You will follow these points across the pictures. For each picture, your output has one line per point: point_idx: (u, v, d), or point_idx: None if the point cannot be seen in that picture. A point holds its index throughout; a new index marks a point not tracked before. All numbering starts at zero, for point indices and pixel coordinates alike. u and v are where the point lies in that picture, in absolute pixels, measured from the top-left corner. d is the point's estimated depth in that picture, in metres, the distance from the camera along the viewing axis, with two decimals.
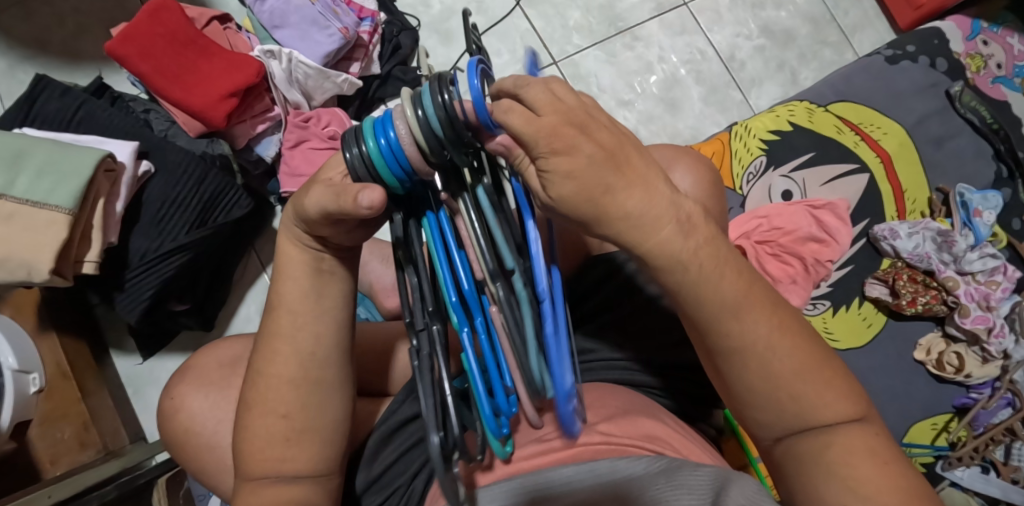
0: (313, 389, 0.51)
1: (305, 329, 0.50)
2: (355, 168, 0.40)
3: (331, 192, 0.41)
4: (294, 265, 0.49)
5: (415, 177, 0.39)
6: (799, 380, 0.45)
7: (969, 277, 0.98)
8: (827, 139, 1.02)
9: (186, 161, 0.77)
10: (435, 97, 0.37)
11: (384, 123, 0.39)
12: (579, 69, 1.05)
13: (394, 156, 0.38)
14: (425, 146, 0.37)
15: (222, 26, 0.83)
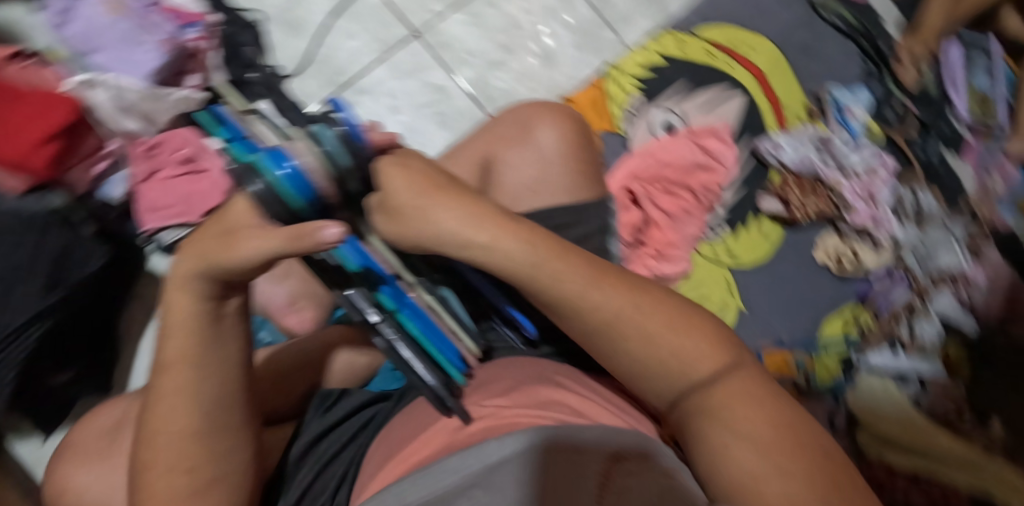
0: (212, 438, 0.49)
1: (205, 379, 0.48)
2: (270, 202, 0.48)
3: (277, 236, 0.47)
4: (188, 318, 0.49)
5: (323, 196, 0.49)
6: (670, 335, 0.49)
7: (852, 174, 1.03)
8: (699, 66, 1.02)
9: (17, 224, 0.69)
10: (331, 133, 0.49)
11: (276, 157, 0.47)
12: (444, 36, 1.00)
13: (304, 182, 0.48)
14: (337, 174, 0.49)
15: (19, 64, 0.74)
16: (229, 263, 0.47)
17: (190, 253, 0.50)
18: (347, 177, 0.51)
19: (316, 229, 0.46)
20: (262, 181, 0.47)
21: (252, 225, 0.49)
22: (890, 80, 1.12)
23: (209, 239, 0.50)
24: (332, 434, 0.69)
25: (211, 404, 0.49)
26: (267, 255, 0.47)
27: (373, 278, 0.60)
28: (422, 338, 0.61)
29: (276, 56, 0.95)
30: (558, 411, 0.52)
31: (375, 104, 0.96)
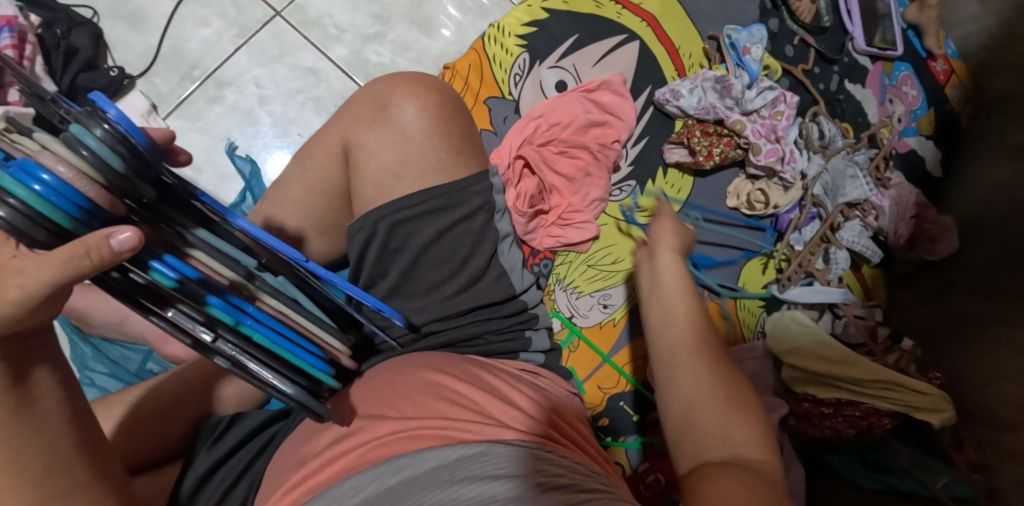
0: None
1: (23, 450, 0.44)
2: (25, 227, 0.37)
3: (50, 264, 0.37)
4: None
5: (103, 208, 0.39)
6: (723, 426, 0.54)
7: (754, 115, 1.00)
8: (587, 17, 0.96)
9: None
10: (95, 132, 0.37)
11: (27, 169, 0.35)
12: (309, 13, 0.92)
13: (74, 193, 0.37)
14: (113, 180, 0.38)
15: None
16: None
17: None
18: (124, 184, 0.39)
19: (101, 240, 0.37)
20: (10, 203, 0.35)
21: (11, 256, 0.38)
22: (786, 15, 1.10)
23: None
24: (223, 469, 0.65)
25: (41, 477, 0.45)
26: (52, 284, 0.38)
27: (196, 290, 0.46)
28: (275, 346, 0.52)
29: (119, 55, 0.85)
30: (454, 414, 0.56)
31: (241, 95, 0.87)
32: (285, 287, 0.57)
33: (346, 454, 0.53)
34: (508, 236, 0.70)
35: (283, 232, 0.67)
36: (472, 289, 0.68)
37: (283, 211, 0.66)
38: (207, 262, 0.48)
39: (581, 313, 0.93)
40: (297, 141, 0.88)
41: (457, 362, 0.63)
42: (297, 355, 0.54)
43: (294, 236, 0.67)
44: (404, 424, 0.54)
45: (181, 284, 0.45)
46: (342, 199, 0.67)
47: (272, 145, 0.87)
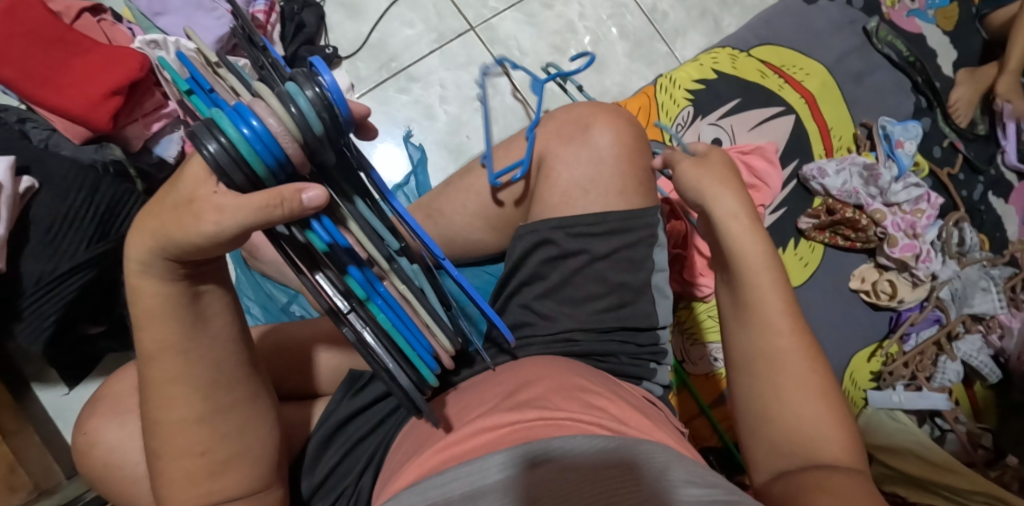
0: (224, 417, 0.51)
1: (193, 364, 0.48)
2: (227, 170, 0.38)
3: (245, 206, 0.39)
4: (159, 305, 0.46)
5: (295, 164, 0.39)
6: (799, 400, 0.55)
7: (895, 207, 1.01)
8: (750, 84, 1.01)
9: (72, 172, 0.69)
10: (306, 91, 0.38)
11: (241, 112, 0.37)
12: (499, 32, 1.01)
13: (275, 144, 0.37)
14: (311, 142, 0.38)
15: (95, 18, 0.75)
16: (195, 231, 0.41)
17: (146, 227, 0.44)
18: (318, 147, 0.39)
19: (293, 195, 0.38)
20: (220, 141, 0.36)
21: (212, 193, 0.40)
22: (939, 116, 1.12)
23: (167, 212, 0.42)
24: (358, 420, 0.69)
25: (226, 382, 0.51)
26: (243, 226, 0.40)
27: (342, 258, 0.47)
28: (396, 330, 0.51)
29: (334, 37, 0.96)
30: (596, 416, 0.59)
31: (426, 92, 0.97)
32: (417, 276, 0.53)
33: (494, 431, 0.57)
34: (662, 270, 0.74)
35: (465, 208, 0.76)
36: (621, 311, 0.71)
37: (465, 196, 0.75)
38: (351, 231, 0.47)
39: (692, 360, 0.94)
40: (462, 141, 0.97)
41: (595, 373, 0.67)
42: (411, 344, 0.52)
43: (469, 219, 0.76)
44: (543, 410, 0.58)
45: (331, 250, 0.47)
46: (523, 199, 0.75)
47: (443, 141, 0.96)
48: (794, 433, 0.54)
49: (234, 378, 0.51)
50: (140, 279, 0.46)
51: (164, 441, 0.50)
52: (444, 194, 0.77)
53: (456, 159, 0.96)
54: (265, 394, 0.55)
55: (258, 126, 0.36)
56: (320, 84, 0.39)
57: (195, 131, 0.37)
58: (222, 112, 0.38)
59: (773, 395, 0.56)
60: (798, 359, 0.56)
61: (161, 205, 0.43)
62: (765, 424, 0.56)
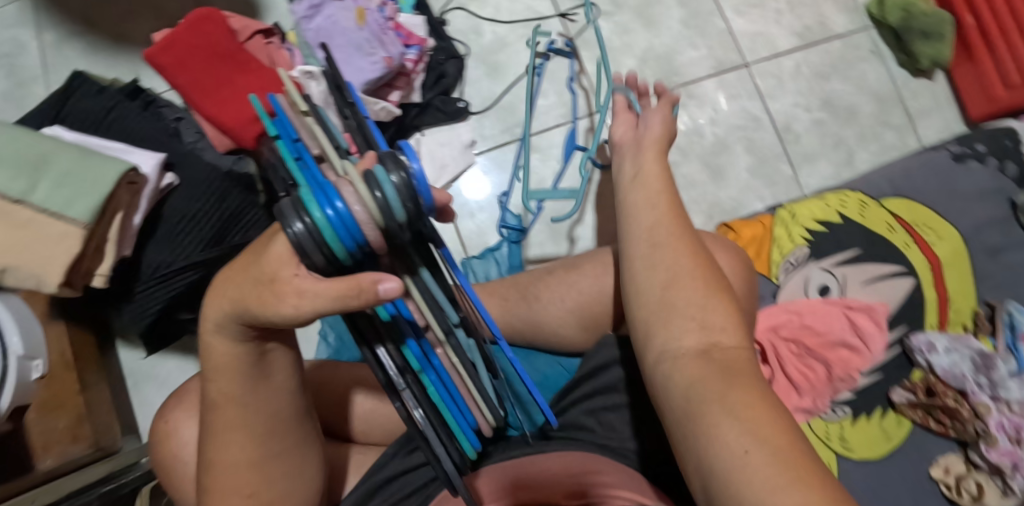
0: (274, 463, 0.52)
1: (252, 413, 0.49)
2: (309, 253, 0.35)
3: (327, 292, 0.37)
4: (227, 363, 0.47)
5: (375, 247, 0.36)
6: (697, 302, 0.46)
7: (1007, 405, 0.87)
8: (875, 236, 0.95)
9: (209, 177, 0.73)
10: (393, 176, 0.34)
11: (326, 193, 0.34)
12: None
13: (356, 230, 0.34)
14: (392, 228, 0.35)
15: (265, 40, 0.80)
16: (275, 310, 0.39)
17: (222, 292, 0.44)
18: (399, 232, 0.36)
19: (370, 286, 0.36)
20: (305, 222, 0.34)
21: (294, 275, 0.38)
22: None
23: (251, 287, 0.41)
24: (403, 481, 0.66)
25: (281, 430, 0.52)
26: (323, 313, 0.38)
27: (402, 329, 0.49)
28: (443, 403, 0.52)
29: (468, 91, 0.98)
30: None
31: (543, 164, 0.97)
32: (472, 348, 0.53)
33: None
34: None
35: (560, 303, 0.73)
36: None
37: (563, 292, 0.73)
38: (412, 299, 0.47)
39: None
40: (565, 221, 0.96)
41: None
42: (455, 418, 0.54)
43: (561, 313, 0.73)
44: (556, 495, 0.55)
45: (393, 319, 0.48)
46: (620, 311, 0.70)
47: (547, 217, 0.96)
48: (690, 329, 0.45)
49: (282, 428, 0.52)
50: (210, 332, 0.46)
51: (215, 478, 0.51)
52: (545, 281, 0.75)
53: (556, 240, 0.96)
54: (314, 444, 0.56)
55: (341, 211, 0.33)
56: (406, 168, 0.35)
57: (285, 208, 0.35)
58: (310, 188, 0.36)
59: (670, 299, 0.47)
60: (682, 242, 0.50)
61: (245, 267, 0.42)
62: (659, 324, 0.47)
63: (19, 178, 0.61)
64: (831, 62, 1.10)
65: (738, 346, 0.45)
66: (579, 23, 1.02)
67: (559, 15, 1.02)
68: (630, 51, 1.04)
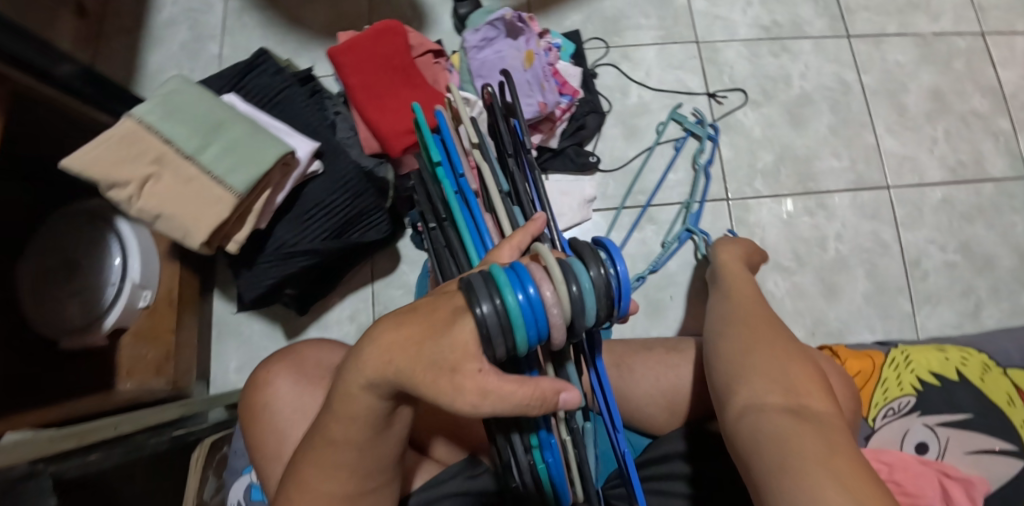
0: (366, 499, 0.50)
1: (363, 458, 0.48)
2: (492, 337, 0.37)
3: (509, 386, 0.38)
4: (361, 414, 0.45)
5: (555, 336, 0.38)
6: (783, 365, 0.45)
7: None
8: (992, 405, 0.86)
9: (351, 174, 0.76)
10: (590, 272, 0.39)
11: (520, 278, 0.37)
12: (751, 215, 0.98)
13: (545, 322, 0.37)
14: (578, 319, 0.38)
15: (434, 60, 0.84)
16: (447, 401, 0.39)
17: (371, 350, 0.42)
18: (579, 324, 0.39)
19: (551, 394, 0.39)
20: (496, 303, 0.37)
21: (477, 369, 0.38)
22: None
23: (422, 363, 0.39)
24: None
25: (378, 472, 0.50)
26: (499, 413, 0.38)
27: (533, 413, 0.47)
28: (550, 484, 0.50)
29: (601, 147, 0.98)
30: None
31: (656, 236, 0.96)
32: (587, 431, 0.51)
33: None
34: None
35: (652, 382, 0.70)
36: None
37: (662, 372, 0.70)
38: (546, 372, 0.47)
39: None
40: (664, 299, 0.94)
41: None
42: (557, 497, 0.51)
43: (652, 392, 0.70)
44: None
45: None
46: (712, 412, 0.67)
47: (647, 290, 0.94)
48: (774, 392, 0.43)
49: (375, 472, 0.50)
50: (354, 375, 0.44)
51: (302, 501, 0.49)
52: (638, 355, 0.73)
53: (650, 315, 0.93)
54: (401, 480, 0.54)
55: (535, 295, 0.36)
56: (596, 265, 0.40)
57: (474, 289, 0.37)
58: (501, 268, 0.39)
59: (755, 368, 0.45)
60: (764, 322, 0.50)
61: (413, 330, 0.40)
62: (741, 386, 0.45)
63: (194, 136, 0.65)
64: (980, 203, 1.03)
65: (831, 410, 0.42)
66: (726, 106, 1.01)
67: (708, 94, 1.01)
68: (771, 145, 1.00)
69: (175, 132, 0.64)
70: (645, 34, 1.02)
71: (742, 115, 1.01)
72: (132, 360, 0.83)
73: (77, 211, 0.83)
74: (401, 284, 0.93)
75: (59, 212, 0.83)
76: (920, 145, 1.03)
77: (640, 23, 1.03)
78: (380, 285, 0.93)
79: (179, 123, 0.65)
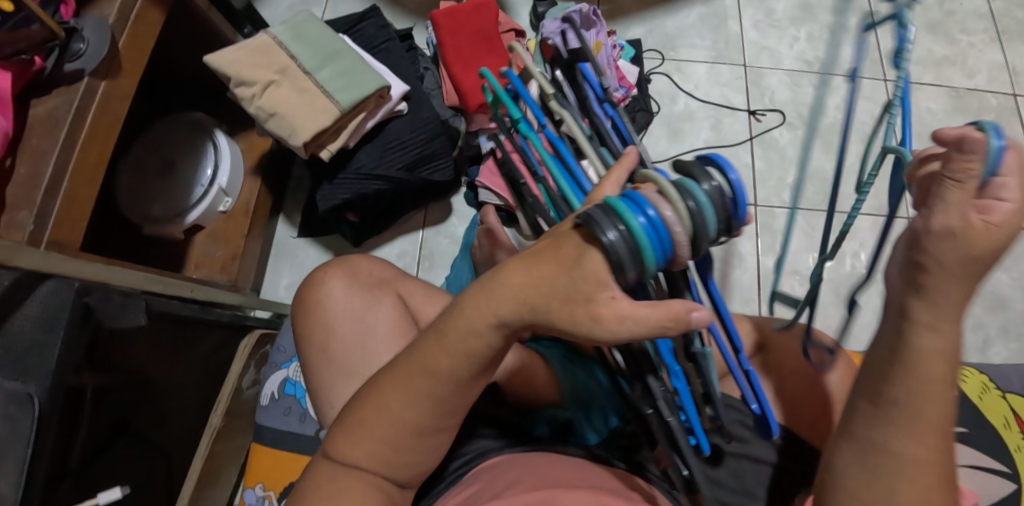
0: (431, 435, 0.51)
1: (445, 392, 0.48)
2: (620, 265, 0.35)
3: (646, 311, 0.36)
4: (460, 345, 0.45)
5: (681, 259, 0.35)
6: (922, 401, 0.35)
7: None
8: (986, 423, 0.90)
9: (431, 120, 0.87)
10: (705, 187, 0.36)
11: (638, 202, 0.35)
12: (776, 222, 1.06)
13: (668, 239, 0.34)
14: (702, 238, 0.35)
15: (515, 39, 0.97)
16: (586, 332, 0.38)
17: (485, 292, 0.43)
18: (702, 244, 0.36)
19: (685, 314, 0.35)
20: (620, 229, 0.34)
21: (610, 297, 0.37)
22: None
23: (556, 298, 0.38)
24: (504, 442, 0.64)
25: (451, 411, 0.50)
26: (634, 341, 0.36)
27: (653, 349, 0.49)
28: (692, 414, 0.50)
29: (646, 143, 1.08)
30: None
31: None
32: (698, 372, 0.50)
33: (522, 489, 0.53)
34: None
35: None
36: None
37: None
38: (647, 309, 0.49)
39: None
40: None
41: None
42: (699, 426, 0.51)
43: None
44: (574, 485, 0.53)
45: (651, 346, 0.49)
46: None
47: None
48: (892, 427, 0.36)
49: (453, 411, 0.50)
50: (476, 297, 0.43)
51: (369, 421, 0.50)
52: None
53: None
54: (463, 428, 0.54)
55: (656, 216, 0.34)
56: (713, 179, 0.36)
57: (591, 218, 0.35)
58: (616, 199, 0.36)
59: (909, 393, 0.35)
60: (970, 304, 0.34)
61: (544, 266, 0.39)
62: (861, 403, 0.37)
63: (314, 57, 0.79)
64: None
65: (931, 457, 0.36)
66: (764, 124, 1.11)
67: (749, 111, 1.12)
68: (801, 163, 1.10)
69: (300, 51, 0.79)
70: (698, 52, 1.16)
71: (777, 133, 1.11)
72: (202, 254, 0.96)
73: (183, 120, 0.96)
74: (449, 234, 1.03)
75: (165, 118, 0.97)
76: None
77: (696, 43, 1.16)
78: (430, 232, 1.03)
79: (304, 45, 0.79)
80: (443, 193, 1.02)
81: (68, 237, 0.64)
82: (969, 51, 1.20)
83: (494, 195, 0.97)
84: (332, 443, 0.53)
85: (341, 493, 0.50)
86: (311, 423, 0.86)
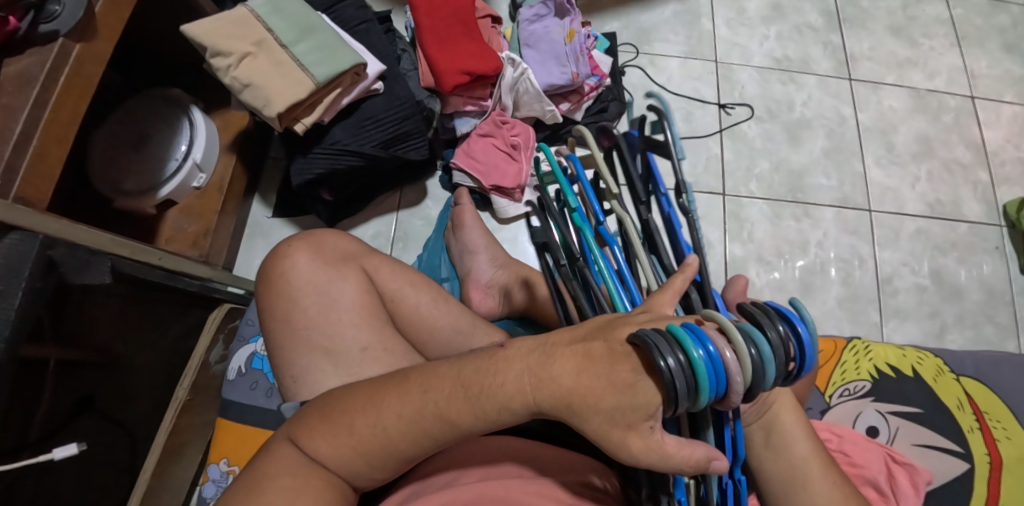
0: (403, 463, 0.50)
1: (446, 434, 0.47)
2: (675, 394, 0.37)
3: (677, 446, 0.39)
4: (492, 404, 0.45)
5: (731, 399, 0.38)
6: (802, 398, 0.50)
7: None
8: (940, 404, 0.93)
9: (407, 99, 0.89)
10: (765, 335, 0.38)
11: (701, 335, 0.37)
12: (742, 211, 1.10)
13: (725, 380, 0.37)
14: (756, 384, 0.38)
15: (491, 24, 1.00)
16: (611, 446, 0.41)
17: (535, 374, 0.43)
18: (752, 389, 0.39)
19: (704, 461, 0.40)
20: (680, 358, 0.37)
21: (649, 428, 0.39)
22: None
23: (602, 411, 0.40)
24: None
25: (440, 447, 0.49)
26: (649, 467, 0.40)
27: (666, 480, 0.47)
28: None
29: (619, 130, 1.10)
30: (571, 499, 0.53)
31: None
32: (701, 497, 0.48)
33: (473, 484, 0.53)
34: None
35: None
36: None
37: None
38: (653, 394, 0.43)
39: None
40: None
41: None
42: None
43: None
44: (525, 470, 0.55)
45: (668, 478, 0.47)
46: None
47: None
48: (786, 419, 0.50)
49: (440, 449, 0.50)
50: (526, 359, 0.45)
51: (357, 426, 0.49)
52: None
53: None
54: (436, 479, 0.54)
55: (718, 353, 0.36)
56: (772, 326, 0.39)
57: (657, 346, 0.37)
58: (679, 327, 0.39)
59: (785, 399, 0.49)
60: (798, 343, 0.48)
61: (594, 362, 0.41)
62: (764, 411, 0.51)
63: (291, 32, 0.80)
64: (953, 240, 1.12)
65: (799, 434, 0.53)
66: (733, 117, 1.16)
67: (719, 104, 1.16)
68: (768, 156, 1.14)
69: (278, 25, 0.80)
70: (672, 47, 1.19)
71: (746, 126, 1.15)
72: (174, 228, 0.97)
73: (160, 94, 0.97)
74: (423, 216, 1.04)
75: (142, 93, 0.97)
76: (903, 179, 1.15)
77: (669, 38, 1.20)
78: (405, 214, 1.04)
79: (281, 19, 0.81)
80: (419, 175, 1.04)
81: (35, 195, 0.64)
82: (930, 54, 1.25)
83: (467, 177, 0.99)
84: (303, 434, 0.51)
85: (299, 488, 0.49)
86: (277, 397, 0.86)
